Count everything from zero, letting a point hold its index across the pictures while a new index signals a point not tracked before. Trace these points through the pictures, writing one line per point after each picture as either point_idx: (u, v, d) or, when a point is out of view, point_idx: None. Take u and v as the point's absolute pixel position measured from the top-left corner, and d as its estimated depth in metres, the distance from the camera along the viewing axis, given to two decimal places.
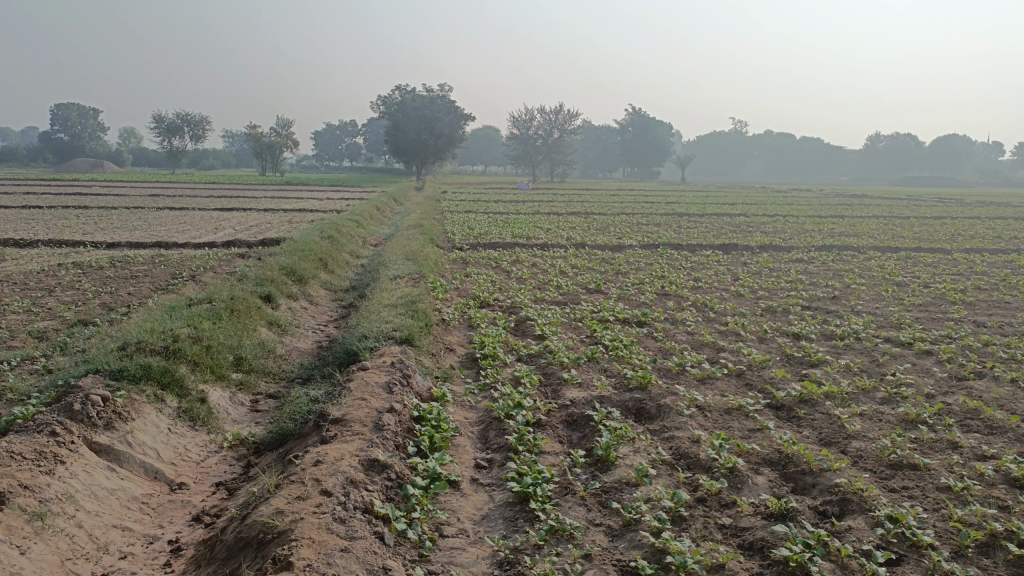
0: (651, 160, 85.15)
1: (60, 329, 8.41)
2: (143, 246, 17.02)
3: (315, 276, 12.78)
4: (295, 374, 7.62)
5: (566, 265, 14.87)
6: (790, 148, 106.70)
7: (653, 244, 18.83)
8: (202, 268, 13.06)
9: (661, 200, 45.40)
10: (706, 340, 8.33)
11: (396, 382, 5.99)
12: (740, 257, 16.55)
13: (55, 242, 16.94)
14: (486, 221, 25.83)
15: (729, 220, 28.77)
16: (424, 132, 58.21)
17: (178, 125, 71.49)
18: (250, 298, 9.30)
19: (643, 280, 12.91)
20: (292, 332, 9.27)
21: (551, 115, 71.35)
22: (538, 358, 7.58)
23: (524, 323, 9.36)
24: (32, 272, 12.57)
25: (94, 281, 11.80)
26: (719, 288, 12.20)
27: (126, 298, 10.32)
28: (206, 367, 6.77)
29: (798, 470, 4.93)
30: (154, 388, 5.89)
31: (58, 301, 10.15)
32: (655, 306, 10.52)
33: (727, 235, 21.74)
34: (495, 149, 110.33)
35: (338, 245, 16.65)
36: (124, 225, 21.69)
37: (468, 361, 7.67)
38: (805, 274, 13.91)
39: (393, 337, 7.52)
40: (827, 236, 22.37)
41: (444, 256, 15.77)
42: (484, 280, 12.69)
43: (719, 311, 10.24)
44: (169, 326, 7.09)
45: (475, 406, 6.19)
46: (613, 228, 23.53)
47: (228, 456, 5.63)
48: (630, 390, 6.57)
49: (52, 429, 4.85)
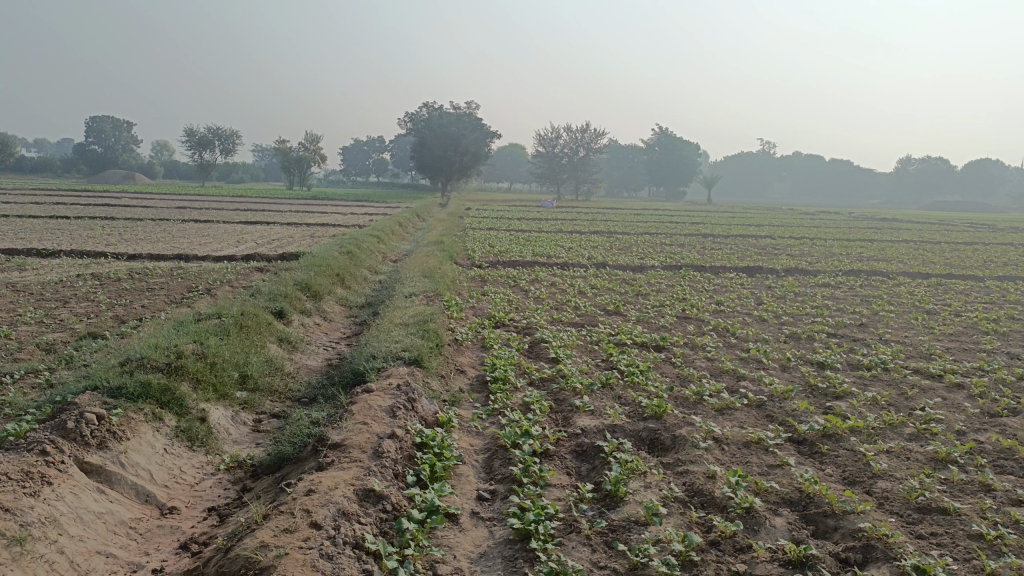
0: (677, 179, 84.75)
1: (68, 341, 8.33)
2: (163, 258, 17.06)
3: (331, 292, 12.67)
4: (301, 393, 7.45)
5: (586, 285, 14.65)
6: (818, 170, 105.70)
7: (675, 265, 18.55)
8: (218, 282, 13.00)
9: (686, 220, 45.07)
10: (726, 367, 8.04)
11: (400, 406, 5.79)
12: (764, 280, 16.21)
13: (77, 252, 17.04)
14: (508, 239, 25.71)
15: (754, 242, 28.39)
16: (449, 149, 58.45)
17: (208, 138, 72.47)
18: (261, 314, 9.17)
19: (663, 302, 12.63)
20: (302, 349, 9.12)
21: (577, 134, 71.41)
22: (550, 382, 7.33)
23: (538, 345, 9.13)
24: (50, 282, 12.60)
25: (110, 293, 11.78)
26: (741, 312, 11.90)
27: (139, 311, 10.25)
28: (209, 385, 6.62)
29: (819, 511, 4.64)
30: (152, 406, 5.75)
31: (72, 312, 10.11)
32: (674, 330, 10.24)
33: (752, 258, 21.40)
34: (520, 167, 110.56)
35: (357, 260, 16.58)
36: (147, 236, 21.84)
37: (479, 384, 7.44)
38: (831, 299, 13.55)
39: (401, 357, 7.33)
40: (855, 260, 21.94)
41: (462, 274, 15.63)
42: (500, 299, 12.50)
43: (740, 336, 9.94)
44: (175, 341, 6.96)
45: (482, 433, 5.96)
46: (636, 249, 23.25)
47: (224, 478, 5.45)
48: (644, 419, 6.31)
49: (42, 448, 4.70)
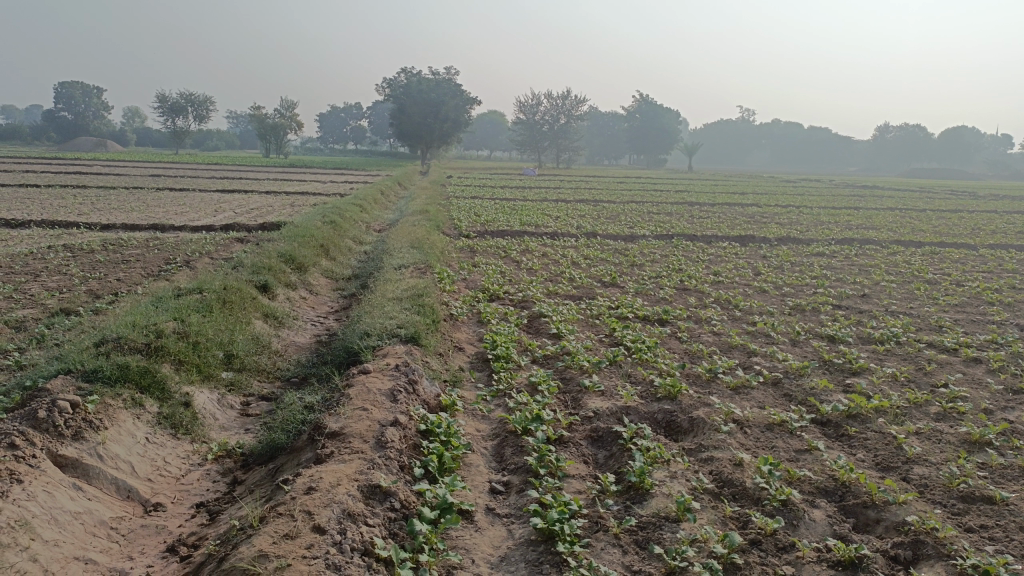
0: (659, 146, 84.28)
1: (39, 318, 7.81)
2: (139, 228, 16.41)
3: (316, 264, 12.19)
4: (291, 373, 7.02)
5: (578, 256, 14.25)
6: (798, 137, 105.58)
7: (666, 234, 18.22)
8: (197, 253, 12.45)
9: (670, 188, 44.85)
10: (736, 343, 7.72)
11: (401, 390, 5.38)
12: (757, 249, 15.92)
13: (48, 222, 16.34)
14: (493, 208, 25.19)
15: (741, 210, 28.15)
16: (429, 116, 57.39)
17: (182, 105, 70.66)
18: (245, 288, 8.69)
19: (660, 273, 12.28)
20: (289, 325, 8.66)
21: (557, 101, 70.54)
22: (555, 360, 6.96)
23: (537, 319, 8.75)
24: (19, 254, 11.97)
25: (82, 265, 11.20)
26: (741, 283, 11.59)
27: (114, 285, 9.70)
28: (192, 366, 6.17)
29: (858, 503, 4.32)
30: (132, 391, 5.30)
31: (42, 286, 9.55)
32: (675, 303, 9.91)
33: (742, 226, 21.13)
34: (500, 134, 109.39)
35: (341, 230, 16.04)
36: (121, 205, 21.09)
37: (479, 362, 7.06)
38: (829, 270, 13.29)
39: (397, 335, 6.92)
40: (845, 228, 21.75)
41: (450, 244, 15.16)
42: (492, 270, 12.08)
43: (745, 309, 9.63)
44: (154, 319, 6.48)
45: (488, 417, 5.58)
46: (623, 217, 22.87)
47: (212, 470, 5.02)
48: (658, 399, 5.97)
49: (11, 440, 4.25)
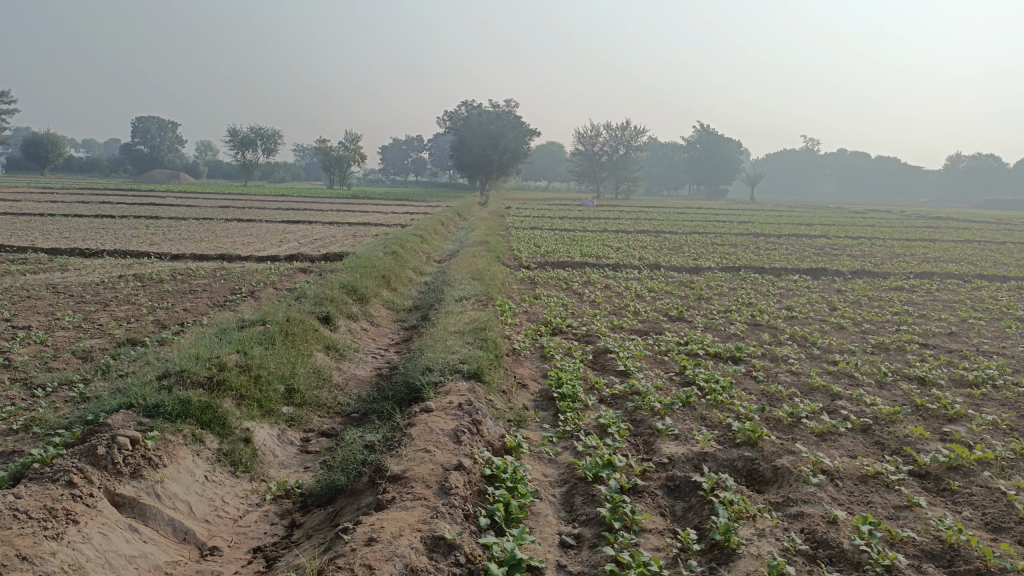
0: (721, 176, 83.19)
1: (106, 348, 7.88)
2: (207, 258, 16.74)
3: (377, 294, 12.15)
4: (352, 408, 6.87)
5: (642, 288, 13.89)
6: (865, 166, 102.96)
7: (733, 266, 17.70)
8: (262, 283, 12.56)
9: (733, 219, 44.09)
10: (816, 384, 7.26)
11: (465, 430, 5.13)
12: (830, 283, 15.29)
13: (120, 251, 16.83)
14: (554, 239, 25.01)
15: (808, 241, 27.35)
16: (488, 147, 57.88)
17: (251, 138, 73.03)
18: (307, 319, 8.63)
19: (729, 307, 11.83)
20: (350, 357, 8.56)
21: (617, 131, 70.44)
22: (623, 400, 6.64)
23: (602, 355, 8.45)
24: (92, 283, 12.28)
25: (151, 295, 11.39)
26: (817, 319, 11.06)
27: (180, 315, 9.79)
28: (253, 401, 6.06)
29: (971, 569, 3.87)
30: (192, 426, 5.20)
31: (111, 316, 9.71)
32: (748, 339, 9.48)
33: (812, 258, 20.43)
34: (559, 165, 109.77)
35: (402, 261, 16.05)
36: (191, 235, 21.66)
37: (545, 400, 6.78)
38: (911, 305, 12.61)
39: (460, 371, 6.70)
40: (922, 261, 20.82)
41: (511, 275, 14.99)
42: (555, 303, 11.83)
43: (823, 347, 9.13)
44: (216, 352, 6.41)
45: (555, 461, 5.29)
46: (687, 249, 22.40)
47: (271, 511, 4.85)
48: (736, 445, 5.59)
49: (70, 478, 4.17)
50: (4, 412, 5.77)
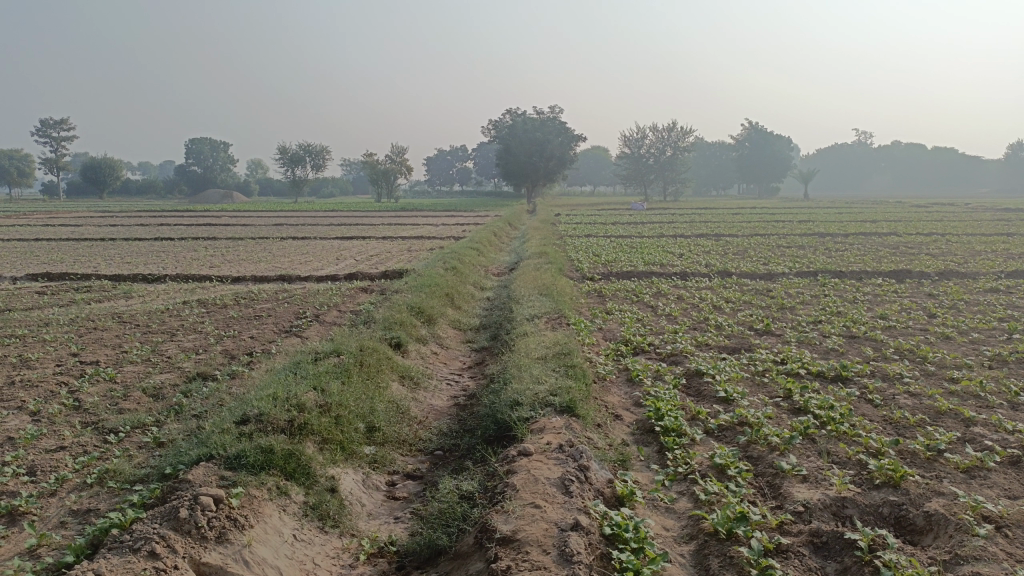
0: (772, 173, 81.32)
1: (177, 385, 7.61)
2: (267, 279, 16.60)
3: (443, 314, 11.74)
4: (436, 446, 6.41)
5: (718, 298, 13.22)
6: (923, 158, 99.52)
7: (807, 270, 16.87)
8: (326, 306, 12.29)
9: (792, 218, 42.73)
10: (944, 408, 6.54)
11: (572, 478, 4.62)
12: (918, 286, 14.36)
13: (182, 275, 16.81)
14: (612, 246, 24.40)
15: (878, 240, 26.16)
16: (534, 154, 57.48)
17: (300, 155, 74.06)
18: (380, 347, 8.23)
19: (817, 318, 11.09)
20: (425, 386, 8.11)
21: (664, 132, 69.50)
22: (733, 433, 6.04)
23: (695, 378, 7.84)
24: (157, 311, 12.16)
25: (217, 322, 11.20)
26: (917, 329, 10.27)
27: (248, 344, 9.52)
28: (336, 444, 5.65)
29: None
30: (276, 478, 4.80)
31: (179, 347, 9.48)
32: (849, 356, 8.77)
33: (889, 259, 19.43)
34: (605, 169, 108.81)
35: (463, 277, 15.65)
36: (249, 255, 21.71)
37: (645, 433, 6.22)
38: (1014, 309, 11.69)
39: (551, 404, 6.21)
40: (1009, 258, 19.64)
41: (577, 288, 14.47)
42: (630, 318, 11.27)
43: (935, 362, 8.36)
44: (294, 391, 6.03)
45: (674, 511, 4.72)
46: (753, 253, 21.57)
47: (366, 573, 4.38)
48: (875, 487, 4.96)
49: (152, 550, 3.81)
50: (78, 463, 5.47)
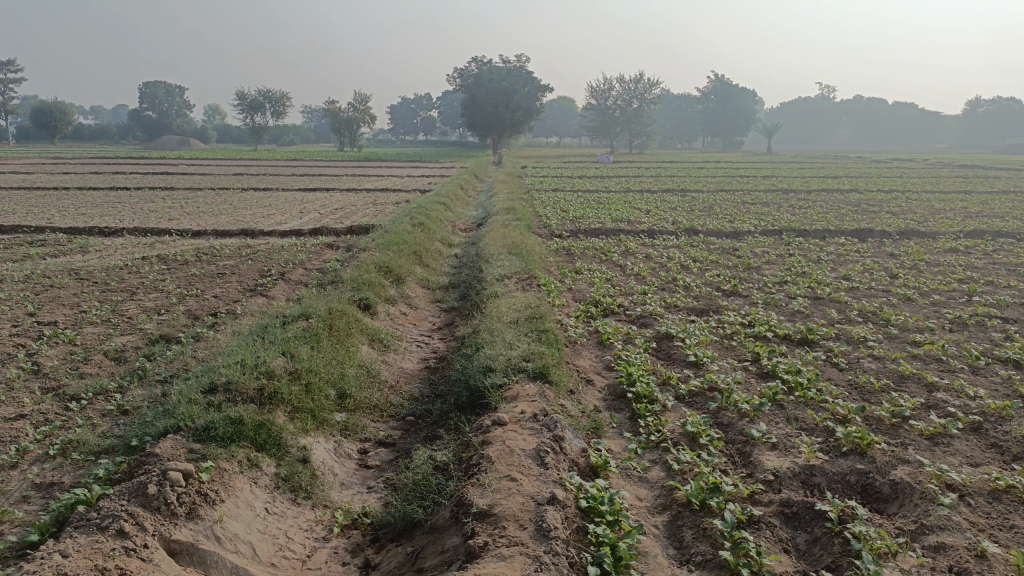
0: (737, 127, 81.46)
1: (139, 348, 7.41)
2: (229, 234, 16.20)
3: (411, 273, 11.61)
4: (407, 411, 6.37)
5: (686, 257, 13.28)
6: (885, 113, 100.49)
7: (772, 229, 17.00)
8: (291, 263, 12.05)
9: (756, 173, 43.01)
10: (908, 373, 6.69)
11: (547, 450, 4.62)
12: (880, 246, 14.58)
13: (140, 229, 16.33)
14: (579, 201, 24.31)
15: (840, 197, 26.45)
16: (500, 105, 56.67)
17: (260, 101, 72.03)
18: (348, 309, 8.11)
19: (783, 278, 11.20)
20: (395, 348, 8.03)
21: (630, 84, 68.94)
22: (704, 399, 6.10)
23: (665, 341, 7.87)
24: (115, 267, 11.81)
25: (178, 279, 10.92)
26: (880, 291, 10.45)
27: (212, 304, 9.30)
28: (306, 412, 5.57)
29: None
30: (247, 450, 4.72)
31: (140, 306, 9.23)
32: (814, 318, 8.89)
33: (851, 217, 19.68)
34: (571, 120, 107.88)
35: (430, 233, 15.45)
36: (209, 208, 21.16)
37: (617, 398, 6.25)
38: (972, 270, 11.96)
39: (524, 370, 6.19)
40: (966, 217, 20.05)
41: (545, 246, 14.41)
42: (599, 278, 11.27)
43: (898, 325, 8.52)
44: (263, 357, 5.91)
45: (647, 480, 4.77)
46: (719, 210, 21.68)
47: (340, 546, 4.36)
48: (843, 455, 5.06)
49: (120, 528, 3.74)
50: (38, 433, 5.30)
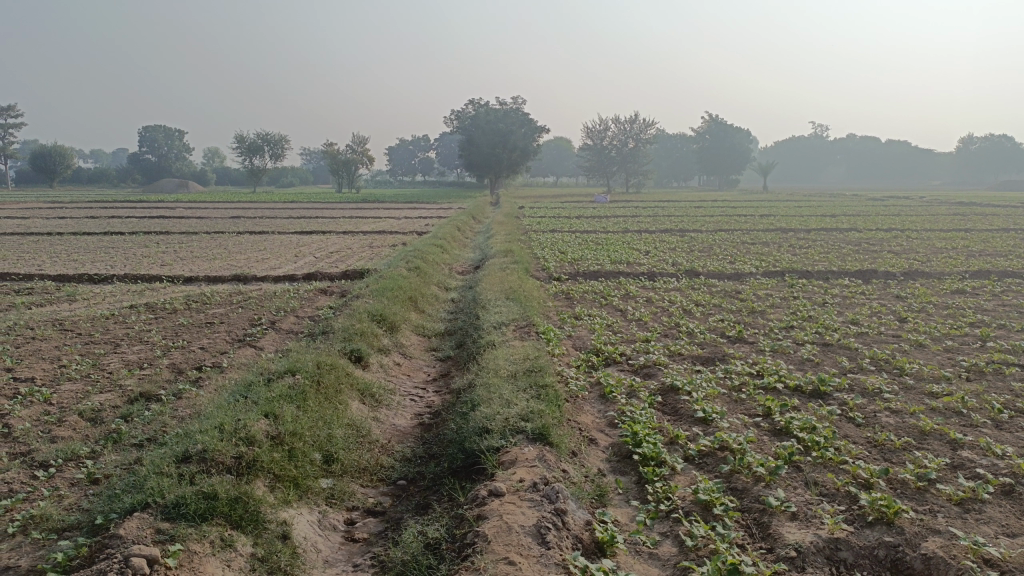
0: (733, 166, 81.91)
1: (117, 406, 7.02)
2: (221, 280, 15.88)
3: (406, 320, 11.26)
4: (398, 474, 5.97)
5: (687, 301, 12.97)
6: (878, 151, 101.33)
7: (774, 270, 16.73)
8: (282, 311, 11.72)
9: (754, 212, 43.02)
10: (928, 428, 6.33)
11: (548, 526, 4.25)
12: (886, 288, 14.27)
13: (130, 275, 16.00)
14: (577, 243, 24.08)
15: (840, 237, 26.28)
16: (498, 146, 56.92)
17: (258, 144, 72.44)
18: (339, 362, 7.75)
19: (789, 323, 10.87)
20: (388, 403, 7.65)
21: (626, 125, 69.47)
22: (714, 460, 5.72)
23: (671, 394, 7.50)
24: (100, 317, 11.45)
25: (165, 330, 10.55)
26: (890, 336, 10.12)
27: (198, 356, 8.93)
28: (288, 480, 5.19)
29: None
30: (221, 529, 4.34)
31: (122, 360, 8.84)
32: (825, 367, 8.55)
33: (853, 257, 19.45)
34: (568, 159, 108.63)
35: (426, 277, 15.15)
36: (203, 252, 20.87)
37: (622, 460, 5.86)
38: (982, 313, 11.64)
39: (523, 431, 5.82)
40: (969, 256, 19.81)
41: (544, 290, 14.11)
42: (600, 324, 10.94)
43: (912, 374, 8.18)
44: (243, 420, 5.54)
45: (659, 557, 4.38)
46: (719, 250, 21.44)
47: None
48: (869, 526, 4.67)
49: None
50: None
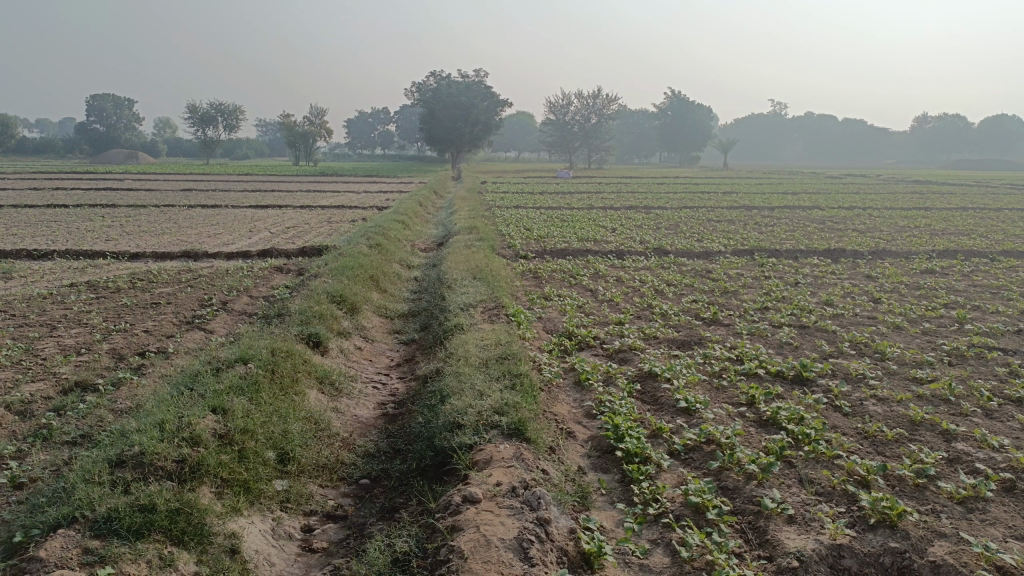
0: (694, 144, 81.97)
1: (49, 398, 6.37)
2: (170, 256, 15.05)
3: (367, 300, 10.69)
4: (361, 473, 5.48)
5: (658, 281, 12.63)
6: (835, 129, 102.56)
7: (742, 249, 16.50)
8: (235, 291, 11.05)
9: (716, 189, 42.97)
10: (918, 418, 6.06)
11: (530, 539, 3.84)
12: (855, 267, 14.12)
13: (73, 251, 15.07)
14: (542, 219, 23.65)
15: (803, 215, 26.25)
16: (459, 119, 55.86)
17: (211, 114, 70.22)
18: (295, 349, 7.18)
19: (763, 304, 10.59)
20: (349, 391, 7.13)
21: (588, 100, 68.95)
22: (702, 456, 5.35)
23: (649, 381, 7.11)
24: (37, 297, 10.63)
25: (107, 311, 9.83)
26: (866, 318, 9.91)
27: (142, 341, 8.26)
28: (238, 485, 4.69)
29: None
30: (159, 547, 3.83)
31: (60, 345, 8.14)
32: (806, 351, 8.25)
33: (819, 236, 19.35)
34: (529, 134, 107.79)
35: (388, 255, 14.58)
36: (152, 226, 19.91)
37: (602, 456, 5.45)
38: (954, 294, 11.51)
39: (497, 427, 5.38)
40: (932, 235, 19.91)
41: (511, 269, 13.63)
42: (570, 305, 10.53)
43: (895, 359, 7.93)
44: (187, 417, 4.99)
45: (650, 570, 3.98)
46: (685, 228, 21.17)
47: None
48: (871, 529, 4.34)
49: None
50: None
